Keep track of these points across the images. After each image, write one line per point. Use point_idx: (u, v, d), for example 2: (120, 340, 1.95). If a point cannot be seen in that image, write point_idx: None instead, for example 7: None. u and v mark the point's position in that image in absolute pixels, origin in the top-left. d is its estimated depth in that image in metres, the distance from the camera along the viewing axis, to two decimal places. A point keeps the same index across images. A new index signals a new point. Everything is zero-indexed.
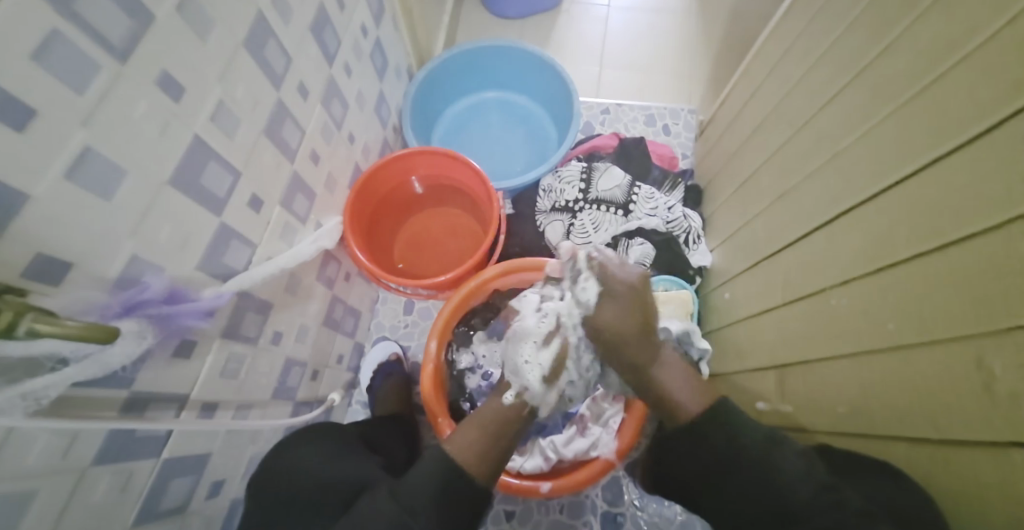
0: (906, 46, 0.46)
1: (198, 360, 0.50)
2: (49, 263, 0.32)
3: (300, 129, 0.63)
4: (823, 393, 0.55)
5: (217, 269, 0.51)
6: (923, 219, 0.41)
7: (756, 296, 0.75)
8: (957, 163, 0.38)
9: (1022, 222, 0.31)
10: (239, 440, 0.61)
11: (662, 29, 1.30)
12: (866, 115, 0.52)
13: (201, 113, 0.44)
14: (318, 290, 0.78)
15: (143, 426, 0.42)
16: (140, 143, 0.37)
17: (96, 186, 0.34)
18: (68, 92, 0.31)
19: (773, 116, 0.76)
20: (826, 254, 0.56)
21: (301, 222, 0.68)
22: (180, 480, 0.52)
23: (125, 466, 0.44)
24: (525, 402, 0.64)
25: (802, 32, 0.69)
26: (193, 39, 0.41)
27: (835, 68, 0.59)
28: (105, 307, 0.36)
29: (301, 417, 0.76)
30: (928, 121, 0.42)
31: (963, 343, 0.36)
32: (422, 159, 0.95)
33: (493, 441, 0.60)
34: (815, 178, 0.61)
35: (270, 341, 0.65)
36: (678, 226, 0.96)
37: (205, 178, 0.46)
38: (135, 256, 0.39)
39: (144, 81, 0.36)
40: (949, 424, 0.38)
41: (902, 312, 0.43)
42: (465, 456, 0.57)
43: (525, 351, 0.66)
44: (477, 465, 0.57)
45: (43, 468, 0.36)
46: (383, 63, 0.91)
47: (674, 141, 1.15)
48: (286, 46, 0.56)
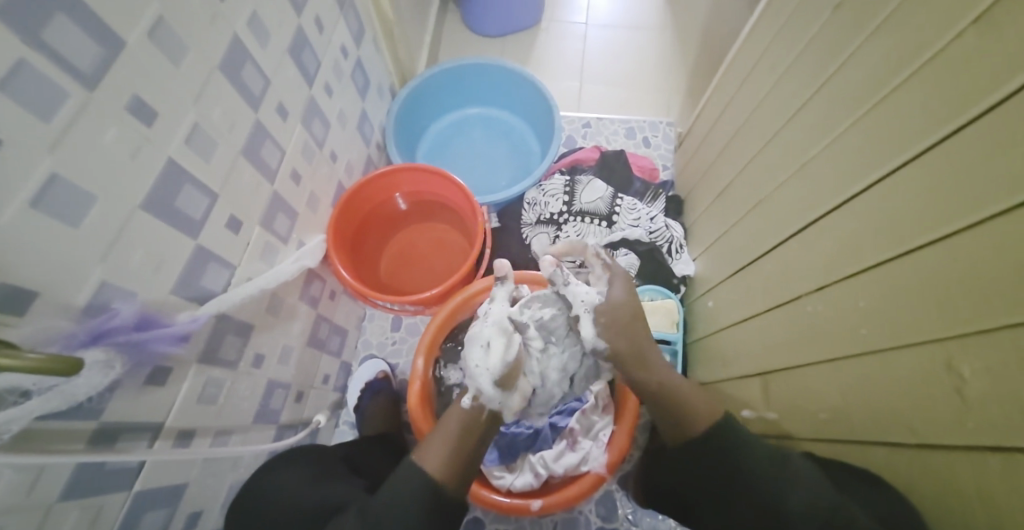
0: (864, 58, 0.48)
1: (173, 386, 0.49)
2: (14, 293, 0.31)
3: (280, 150, 0.63)
4: (805, 399, 0.56)
5: (194, 292, 0.50)
6: (888, 226, 0.42)
7: (738, 304, 0.75)
8: (915, 171, 0.39)
9: (980, 228, 0.32)
10: (219, 467, 0.60)
11: (640, 45, 1.33)
12: (829, 125, 0.53)
13: (175, 137, 0.43)
14: (302, 310, 0.77)
15: (113, 458, 0.41)
16: (111, 169, 0.37)
17: (64, 213, 0.34)
18: (34, 119, 0.30)
19: (744, 128, 0.77)
20: (801, 261, 0.57)
21: (282, 242, 0.68)
22: (156, 512, 0.50)
23: (95, 500, 0.42)
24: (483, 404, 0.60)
25: (767, 46, 0.72)
26: (166, 64, 0.41)
27: (798, 81, 0.61)
28: (71, 336, 0.35)
29: (284, 441, 0.74)
30: (887, 130, 0.43)
31: (932, 347, 0.37)
32: (406, 175, 0.95)
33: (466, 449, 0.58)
34: (786, 188, 0.62)
35: (251, 364, 0.64)
36: (661, 236, 0.97)
37: (180, 200, 0.46)
38: (105, 283, 0.38)
39: (115, 106, 0.36)
40: (924, 429, 0.38)
41: (873, 317, 0.44)
42: (440, 467, 0.55)
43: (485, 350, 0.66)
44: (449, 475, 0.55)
45: (7, 506, 0.34)
46: (365, 82, 0.92)
47: (654, 152, 1.17)
48: (263, 69, 0.56)
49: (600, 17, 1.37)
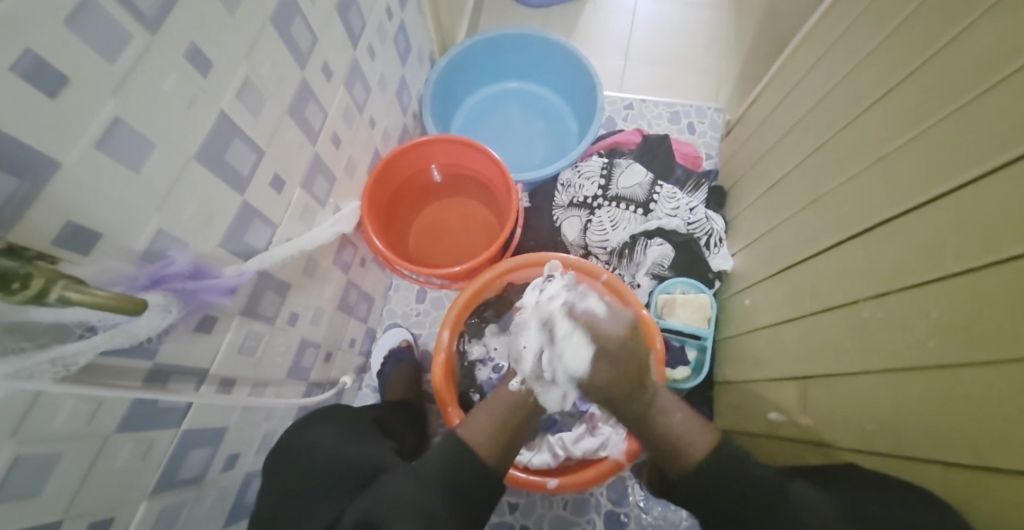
0: (970, 44, 0.44)
1: (218, 336, 0.51)
2: (80, 231, 0.32)
3: (323, 111, 0.63)
4: (850, 408, 0.54)
5: (239, 248, 0.51)
6: (978, 234, 0.39)
7: (780, 303, 0.73)
8: (1017, 173, 0.36)
9: None
10: (255, 416, 0.62)
11: (691, 25, 1.27)
12: (919, 117, 0.49)
13: (228, 90, 0.44)
14: (335, 274, 0.79)
15: (165, 397, 0.43)
16: (168, 117, 0.37)
17: (125, 156, 0.34)
18: (99, 60, 0.31)
19: (811, 116, 0.73)
20: (863, 263, 0.55)
21: (320, 205, 0.69)
22: (198, 452, 0.53)
23: (147, 435, 0.45)
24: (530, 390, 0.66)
25: (848, 29, 0.67)
26: (223, 13, 0.41)
27: (885, 67, 0.57)
28: (133, 278, 0.37)
29: (313, 398, 0.77)
30: (987, 127, 0.40)
31: (1010, 366, 0.35)
32: (443, 147, 0.95)
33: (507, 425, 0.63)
34: (856, 182, 0.59)
35: (287, 322, 0.66)
36: (700, 228, 0.95)
37: (229, 154, 0.46)
38: (161, 230, 0.39)
39: (173, 53, 0.36)
40: (991, 449, 0.36)
41: (943, 328, 0.42)
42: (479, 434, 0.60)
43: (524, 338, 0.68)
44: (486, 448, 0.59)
45: (69, 433, 0.36)
46: (406, 48, 0.91)
47: (698, 140, 1.13)
48: (311, 25, 0.55)
49: None
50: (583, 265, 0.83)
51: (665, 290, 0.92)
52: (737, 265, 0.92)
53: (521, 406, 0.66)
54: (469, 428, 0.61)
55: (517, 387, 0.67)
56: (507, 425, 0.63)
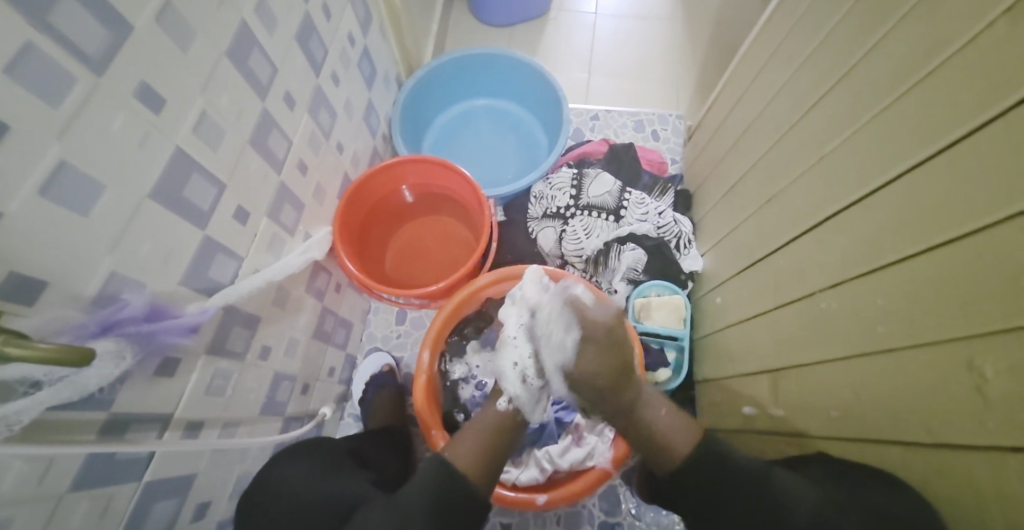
0: (889, 48, 0.47)
1: (182, 377, 0.49)
2: (25, 282, 0.31)
3: (287, 139, 0.62)
4: (814, 397, 0.56)
5: (202, 283, 0.49)
6: (912, 223, 0.41)
7: (747, 300, 0.75)
8: (943, 165, 0.38)
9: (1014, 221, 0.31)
10: (227, 458, 0.59)
11: (648, 36, 1.31)
12: (850, 118, 0.52)
13: (183, 126, 0.43)
14: (308, 302, 0.77)
15: (124, 449, 0.41)
16: (118, 157, 0.36)
17: (72, 201, 0.33)
18: (41, 104, 0.30)
19: (759, 120, 0.76)
20: (815, 258, 0.57)
21: (289, 233, 0.67)
22: (164, 503, 0.50)
23: (105, 491, 0.42)
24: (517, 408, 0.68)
25: (786, 37, 0.70)
26: (174, 49, 0.40)
27: (818, 72, 0.60)
28: (81, 327, 0.35)
29: (290, 433, 0.74)
30: (913, 123, 0.43)
31: (955, 344, 0.36)
32: (413, 167, 0.94)
33: (488, 449, 0.62)
34: (801, 182, 0.61)
35: (258, 356, 0.64)
36: (669, 231, 0.96)
37: (188, 190, 0.45)
38: (114, 273, 0.38)
39: (123, 93, 0.35)
40: (942, 428, 0.38)
41: (892, 316, 0.43)
42: (469, 461, 0.59)
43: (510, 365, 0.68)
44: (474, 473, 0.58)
45: (19, 496, 0.34)
46: (372, 72, 0.91)
47: (663, 146, 1.16)
48: (270, 54, 0.55)
49: (608, 8, 1.35)
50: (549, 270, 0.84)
51: (642, 294, 0.93)
52: (707, 265, 0.94)
53: (505, 427, 0.66)
54: (462, 455, 0.60)
55: (506, 406, 0.68)
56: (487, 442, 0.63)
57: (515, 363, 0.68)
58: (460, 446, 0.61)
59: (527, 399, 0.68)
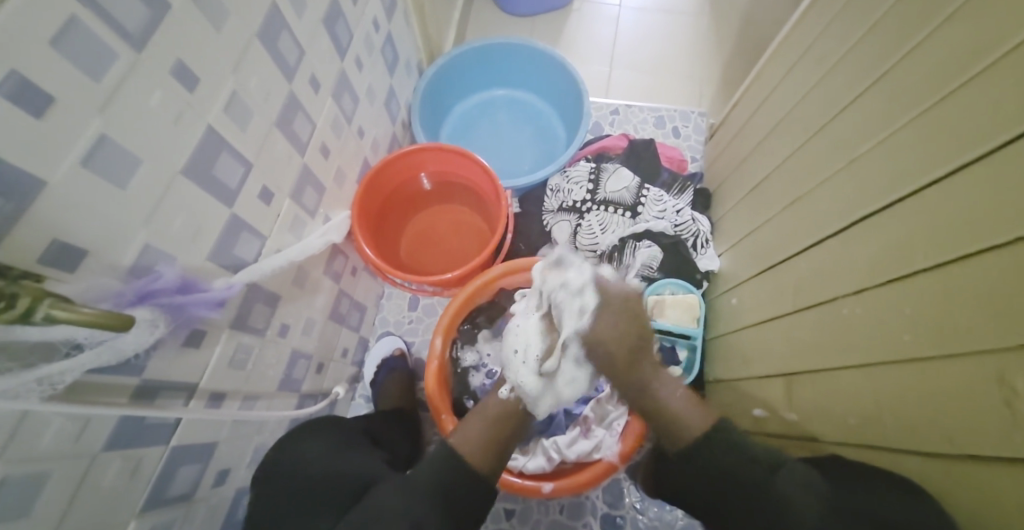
0: (929, 52, 0.46)
1: (207, 350, 0.50)
2: (67, 249, 0.32)
3: (311, 123, 0.63)
4: (832, 403, 0.55)
5: (228, 261, 0.51)
6: (945, 231, 0.41)
7: (765, 302, 0.74)
8: (981, 173, 0.38)
9: None
10: (245, 430, 0.62)
11: (673, 31, 1.29)
12: (883, 122, 0.52)
13: (215, 105, 0.44)
14: (326, 284, 0.79)
15: (153, 413, 0.43)
16: (153, 133, 0.38)
17: (110, 174, 0.34)
18: (84, 78, 0.31)
19: (786, 121, 0.75)
20: (839, 262, 0.56)
21: (310, 216, 0.69)
22: (187, 468, 0.52)
23: (134, 453, 0.44)
24: (519, 398, 0.68)
25: (819, 36, 0.69)
26: (209, 30, 0.41)
27: (852, 75, 0.59)
28: (119, 294, 0.37)
29: (305, 410, 0.76)
30: (952, 128, 0.42)
31: (987, 357, 0.35)
32: (432, 155, 0.95)
33: (497, 437, 0.64)
34: (829, 185, 0.61)
35: (277, 333, 0.66)
36: (686, 229, 0.96)
37: (217, 168, 0.46)
38: (147, 245, 0.39)
39: (159, 70, 0.37)
40: (968, 440, 0.37)
41: (920, 324, 0.43)
42: (476, 452, 0.60)
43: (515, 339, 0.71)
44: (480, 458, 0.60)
45: (56, 451, 0.36)
46: (394, 58, 0.92)
47: (682, 143, 1.15)
48: (298, 38, 0.56)
49: (633, 0, 1.33)
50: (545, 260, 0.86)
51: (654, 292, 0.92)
52: (724, 265, 0.93)
53: (511, 417, 0.67)
54: (468, 448, 0.61)
55: (508, 394, 0.69)
56: (498, 433, 0.65)
57: (518, 349, 0.70)
58: (467, 438, 0.62)
59: (534, 388, 0.67)
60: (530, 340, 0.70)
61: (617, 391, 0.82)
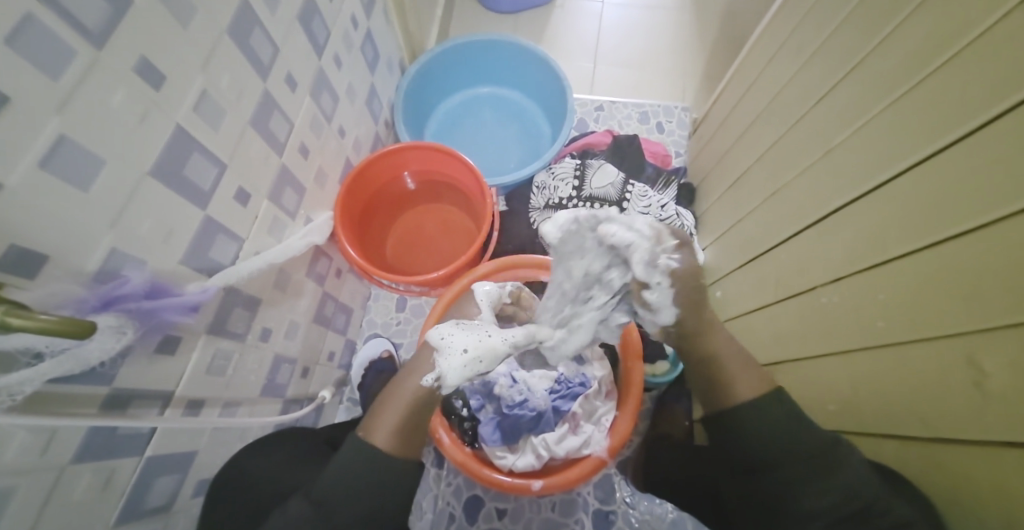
0: (901, 40, 0.46)
1: (182, 356, 0.49)
2: (26, 255, 0.31)
3: (288, 122, 0.61)
4: (812, 391, 0.56)
5: (203, 264, 0.50)
6: (916, 217, 0.41)
7: (749, 292, 0.75)
8: (950, 160, 0.38)
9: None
10: (226, 438, 0.60)
11: (656, 27, 1.29)
12: (859, 111, 0.52)
13: (184, 104, 0.43)
14: (309, 286, 0.77)
15: (127, 424, 0.42)
16: (118, 134, 0.36)
17: (74, 176, 0.33)
18: (41, 77, 0.30)
19: (766, 112, 0.75)
20: (817, 251, 0.56)
21: (290, 217, 0.67)
22: (165, 478, 0.51)
23: (107, 464, 0.43)
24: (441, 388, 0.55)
25: (796, 28, 0.69)
26: (175, 26, 0.40)
27: (828, 65, 0.59)
28: (83, 301, 0.35)
29: (290, 415, 0.75)
30: (924, 115, 0.42)
31: (957, 340, 0.36)
32: (416, 154, 0.94)
33: (418, 426, 0.54)
34: (807, 176, 0.61)
35: (258, 338, 0.64)
36: (671, 224, 0.96)
37: (189, 170, 0.45)
38: (114, 249, 0.38)
39: (122, 68, 0.35)
40: (938, 423, 0.38)
41: (893, 309, 0.43)
42: (391, 443, 0.51)
43: (467, 338, 0.56)
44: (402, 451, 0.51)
45: (21, 465, 0.35)
46: (374, 57, 0.90)
47: (667, 138, 1.15)
48: (272, 35, 0.55)
49: None
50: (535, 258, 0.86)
51: None
52: (708, 258, 0.94)
53: (427, 404, 0.55)
54: (381, 435, 0.51)
55: (429, 382, 0.55)
56: (421, 422, 0.55)
57: (466, 348, 0.55)
58: (382, 424, 0.52)
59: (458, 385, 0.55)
60: (481, 348, 0.55)
61: (605, 387, 0.81)
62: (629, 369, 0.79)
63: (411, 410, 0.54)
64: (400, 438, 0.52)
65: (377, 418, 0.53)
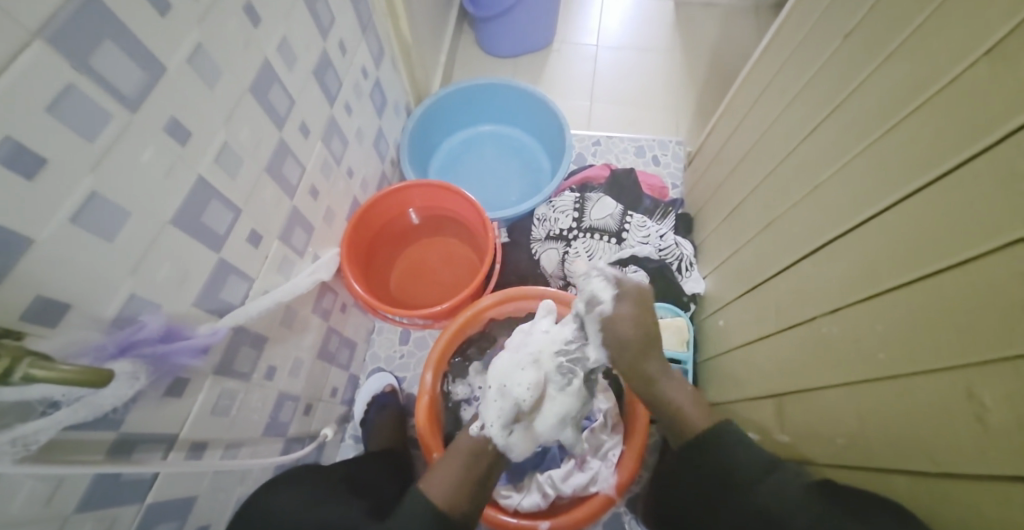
0: (879, 83, 0.49)
1: (189, 398, 0.49)
2: (50, 304, 0.32)
3: (300, 165, 0.64)
4: (819, 423, 0.55)
5: (214, 304, 0.51)
6: (907, 251, 0.42)
7: (750, 322, 0.75)
8: (934, 196, 0.40)
9: (1014, 249, 0.31)
10: (227, 480, 0.59)
11: (649, 66, 1.35)
12: (843, 148, 0.54)
13: (206, 155, 0.45)
14: (314, 322, 0.78)
15: (132, 469, 0.42)
16: (145, 186, 0.38)
17: (100, 228, 0.35)
18: (79, 140, 0.31)
19: (758, 147, 0.78)
20: (814, 283, 0.57)
21: (299, 255, 0.69)
22: (164, 525, 0.50)
23: (108, 512, 0.42)
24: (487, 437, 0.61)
25: (780, 69, 0.73)
26: (203, 87, 0.42)
27: (812, 104, 0.62)
28: (100, 348, 0.36)
29: (292, 455, 0.74)
30: (902, 155, 0.44)
31: (957, 374, 0.36)
32: (420, 191, 0.97)
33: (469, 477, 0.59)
34: (797, 209, 0.63)
35: (263, 376, 0.64)
36: (670, 253, 0.98)
37: (206, 216, 0.47)
38: (133, 295, 0.39)
39: (154, 127, 0.37)
40: (945, 456, 0.38)
41: (892, 342, 0.44)
42: (438, 491, 0.56)
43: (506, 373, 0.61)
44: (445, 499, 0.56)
45: (27, 515, 0.35)
46: (382, 101, 0.94)
47: (663, 171, 1.19)
48: (289, 88, 0.58)
49: (610, 39, 1.39)
50: (539, 291, 0.86)
51: None
52: (708, 288, 0.95)
53: (479, 456, 0.60)
54: (432, 485, 0.57)
55: (475, 433, 0.62)
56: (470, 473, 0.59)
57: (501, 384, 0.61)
58: (436, 476, 0.58)
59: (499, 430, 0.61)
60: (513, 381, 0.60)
61: (611, 420, 0.80)
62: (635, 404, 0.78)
63: (464, 464, 0.59)
64: (455, 492, 0.57)
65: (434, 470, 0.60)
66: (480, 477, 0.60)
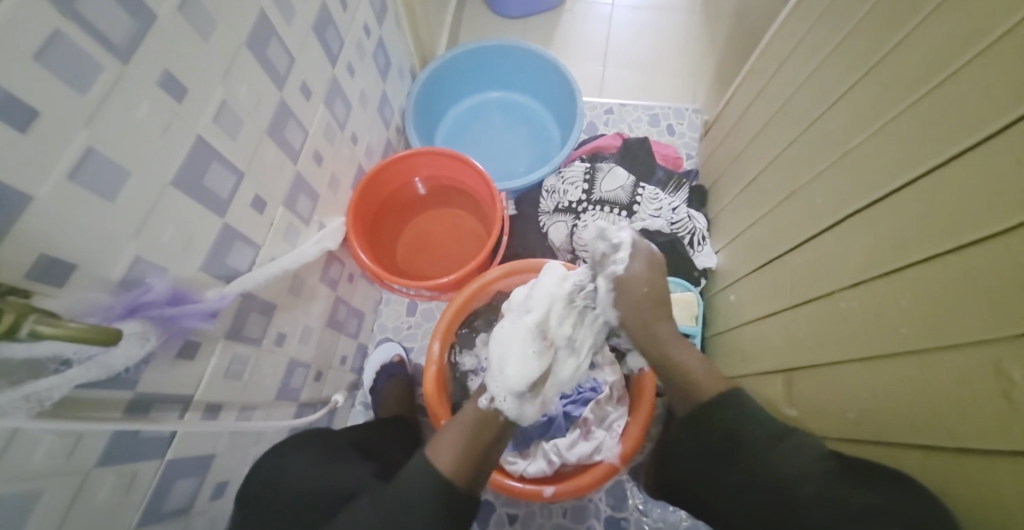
0: (920, 40, 0.46)
1: (202, 361, 0.50)
2: (54, 264, 0.32)
3: (303, 129, 0.62)
4: (831, 398, 0.55)
5: (221, 270, 0.51)
6: (938, 219, 0.41)
7: (763, 296, 0.74)
8: (972, 162, 0.37)
9: None
10: (243, 441, 0.61)
11: (665, 29, 1.29)
12: (876, 112, 0.51)
13: (204, 115, 0.44)
14: (322, 290, 0.78)
15: (148, 428, 0.43)
16: (143, 145, 0.37)
17: (100, 186, 0.34)
18: (70, 91, 0.30)
19: (782, 113, 0.75)
20: (835, 255, 0.56)
21: (304, 223, 0.68)
22: (184, 482, 0.52)
23: (129, 468, 0.44)
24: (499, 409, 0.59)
25: (810, 29, 0.69)
26: (197, 39, 0.41)
27: (844, 66, 0.59)
28: (108, 309, 0.36)
29: (304, 418, 0.76)
30: (942, 118, 0.42)
31: (983, 347, 0.35)
32: (426, 159, 0.95)
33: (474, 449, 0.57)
34: (822, 179, 0.60)
35: (274, 342, 0.65)
36: (683, 227, 0.95)
37: (208, 178, 0.46)
38: (138, 257, 0.39)
39: (148, 81, 0.36)
40: (965, 431, 0.37)
41: (914, 314, 0.42)
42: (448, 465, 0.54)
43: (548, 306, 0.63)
44: (456, 471, 0.54)
45: (48, 469, 0.35)
46: (386, 64, 0.91)
47: (678, 141, 1.15)
48: (288, 46, 0.56)
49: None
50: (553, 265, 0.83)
51: None
52: (721, 262, 0.93)
53: (489, 426, 0.58)
54: (441, 456, 0.55)
55: (486, 404, 0.59)
56: (473, 444, 0.57)
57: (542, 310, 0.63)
58: (443, 443, 0.56)
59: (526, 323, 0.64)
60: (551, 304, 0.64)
61: (616, 393, 0.82)
62: (641, 377, 0.78)
63: (468, 433, 0.57)
64: (459, 460, 0.55)
65: (438, 440, 0.57)
66: (488, 444, 0.58)
